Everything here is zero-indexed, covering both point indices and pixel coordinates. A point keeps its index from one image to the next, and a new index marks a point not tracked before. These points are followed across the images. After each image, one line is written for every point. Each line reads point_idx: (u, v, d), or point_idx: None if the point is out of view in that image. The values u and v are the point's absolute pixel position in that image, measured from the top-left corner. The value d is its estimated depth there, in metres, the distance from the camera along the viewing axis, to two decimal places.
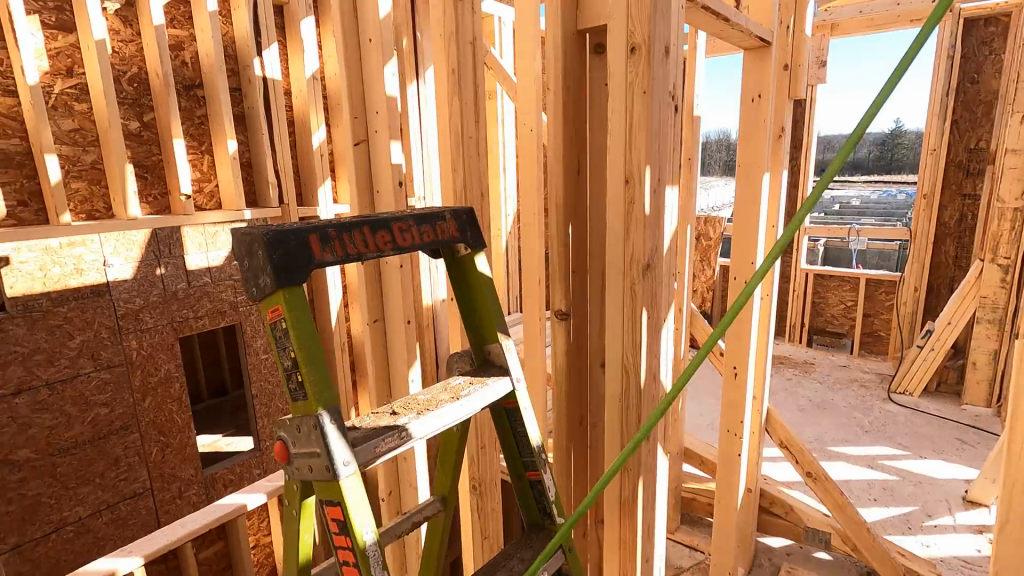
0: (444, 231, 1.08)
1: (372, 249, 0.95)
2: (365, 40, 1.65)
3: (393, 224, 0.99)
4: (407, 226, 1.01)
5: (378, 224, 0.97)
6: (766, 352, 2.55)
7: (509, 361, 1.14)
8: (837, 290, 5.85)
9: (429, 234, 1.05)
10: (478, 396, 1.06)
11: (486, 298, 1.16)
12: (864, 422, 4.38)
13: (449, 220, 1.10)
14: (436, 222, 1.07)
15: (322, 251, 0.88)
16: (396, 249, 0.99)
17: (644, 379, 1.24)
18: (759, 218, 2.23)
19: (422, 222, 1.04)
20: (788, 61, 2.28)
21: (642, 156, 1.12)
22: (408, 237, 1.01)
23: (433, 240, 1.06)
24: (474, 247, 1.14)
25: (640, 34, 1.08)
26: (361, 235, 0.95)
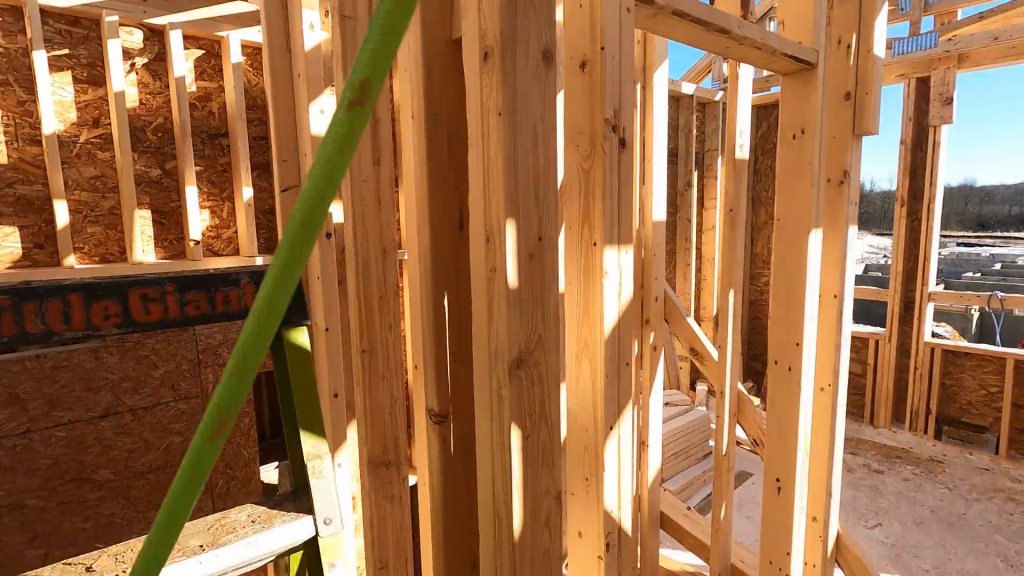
0: (227, 300, 0.95)
1: (87, 324, 0.82)
2: (295, 75, 1.48)
3: (135, 293, 0.86)
4: (160, 295, 0.88)
5: (112, 292, 0.84)
6: (830, 460, 1.95)
7: (314, 492, 0.90)
8: (975, 371, 4.73)
9: (198, 306, 0.92)
10: (250, 542, 0.82)
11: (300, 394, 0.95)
12: (1007, 551, 3.34)
13: (240, 284, 0.97)
14: (214, 288, 0.94)
15: (15, 324, 0.76)
16: (124, 325, 0.85)
17: (518, 530, 0.84)
18: (807, 286, 1.72)
19: (189, 289, 0.91)
20: (849, 88, 1.78)
21: (501, 204, 0.78)
22: (158, 308, 0.87)
23: (204, 312, 0.93)
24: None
25: (491, 33, 0.75)
26: (79, 303, 0.81)
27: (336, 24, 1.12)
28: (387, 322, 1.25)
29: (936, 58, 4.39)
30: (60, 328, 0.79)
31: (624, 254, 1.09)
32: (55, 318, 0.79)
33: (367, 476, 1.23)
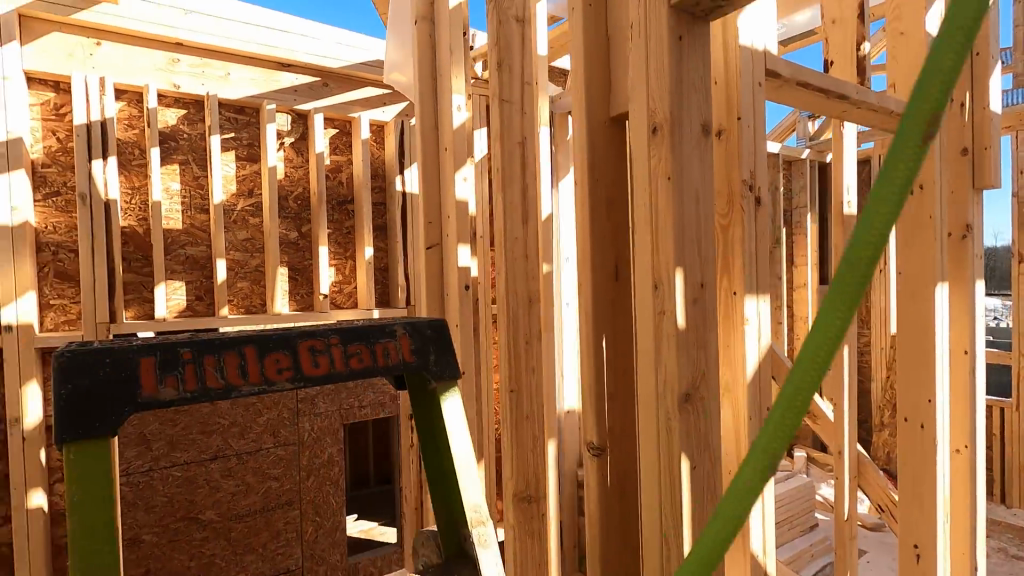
0: (390, 353, 0.84)
1: (260, 377, 0.72)
2: (442, 149, 1.70)
3: (303, 343, 0.77)
4: (327, 347, 0.78)
5: (285, 343, 0.75)
6: (973, 531, 1.82)
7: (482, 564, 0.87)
8: None
9: (361, 359, 0.81)
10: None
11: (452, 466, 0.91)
12: None
13: (399, 336, 0.86)
14: (373, 341, 0.83)
15: (168, 381, 0.66)
16: (296, 379, 0.74)
17: (688, 555, 0.90)
18: (936, 340, 1.69)
19: (353, 340, 0.81)
20: (967, 143, 1.79)
21: (670, 256, 0.89)
22: (326, 360, 0.77)
23: (365, 366, 0.81)
24: (439, 378, 0.90)
25: (661, 113, 0.89)
26: (259, 355, 0.73)
27: (494, 107, 1.31)
28: (531, 366, 1.36)
29: None
30: (236, 382, 0.70)
31: (762, 302, 1.16)
32: (230, 369, 0.70)
33: (512, 510, 1.32)
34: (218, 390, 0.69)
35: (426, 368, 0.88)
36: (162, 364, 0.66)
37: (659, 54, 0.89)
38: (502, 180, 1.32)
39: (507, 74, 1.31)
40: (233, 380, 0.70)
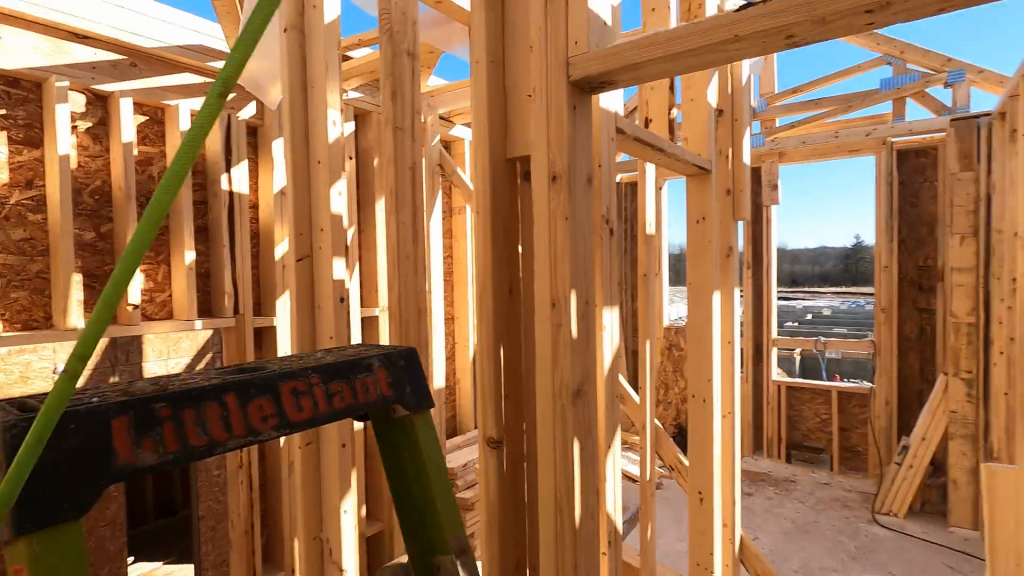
0: (365, 388, 0.89)
1: (247, 428, 0.73)
2: (313, 161, 1.69)
3: (288, 387, 0.79)
4: (306, 390, 0.81)
5: (270, 389, 0.77)
6: (733, 475, 2.43)
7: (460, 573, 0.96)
8: (810, 403, 5.78)
9: (342, 397, 0.85)
10: None
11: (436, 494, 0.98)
12: (851, 547, 4.08)
13: (370, 368, 0.92)
14: (351, 376, 0.88)
15: (145, 446, 0.64)
16: (281, 426, 0.76)
17: (577, 516, 1.13)
18: (713, 334, 2.23)
19: (333, 378, 0.86)
20: (729, 186, 2.39)
21: (566, 281, 1.11)
22: (310, 403, 0.81)
23: (345, 403, 0.86)
24: (407, 403, 0.96)
25: (560, 164, 1.10)
26: (245, 404, 0.74)
27: (388, 133, 1.40)
28: None
29: (763, 154, 5.44)
30: (223, 438, 0.71)
31: (614, 313, 1.45)
32: (221, 421, 0.71)
33: None
34: (211, 446, 0.69)
35: (396, 397, 0.94)
36: (158, 422, 0.65)
37: (558, 117, 1.10)
38: (395, 202, 1.42)
39: (399, 103, 1.40)
40: (224, 434, 0.71)
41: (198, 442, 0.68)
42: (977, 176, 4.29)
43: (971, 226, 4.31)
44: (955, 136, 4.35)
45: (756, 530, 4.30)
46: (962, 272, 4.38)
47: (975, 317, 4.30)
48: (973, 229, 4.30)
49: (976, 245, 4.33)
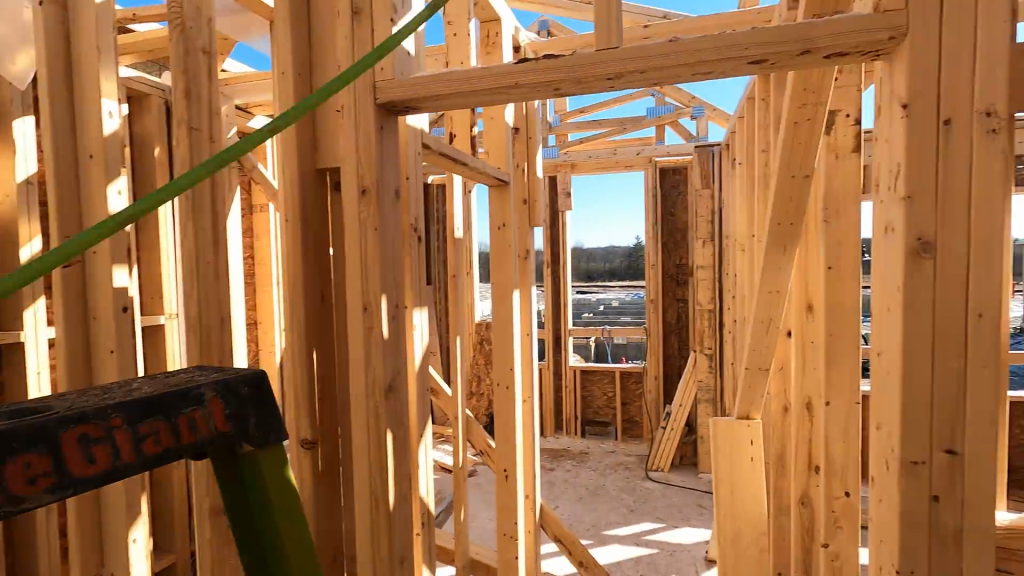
0: (195, 426, 0.63)
1: None
2: (82, 153, 1.47)
3: (68, 435, 0.53)
4: (101, 438, 0.55)
5: (39, 439, 0.51)
6: (533, 451, 2.75)
7: None
8: (599, 383, 6.65)
9: (159, 441, 0.60)
10: None
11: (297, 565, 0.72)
12: (630, 502, 4.84)
13: (207, 398, 0.65)
14: (175, 413, 0.62)
15: None
16: (56, 493, 0.51)
17: (392, 501, 1.24)
18: (513, 328, 2.49)
19: (147, 415, 0.59)
20: (525, 196, 2.68)
21: (378, 286, 1.20)
22: (108, 452, 0.55)
23: (164, 450, 0.60)
24: (256, 442, 0.71)
25: (369, 179, 1.19)
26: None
27: (182, 134, 1.32)
28: None
29: (557, 165, 6.00)
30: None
31: (423, 313, 1.57)
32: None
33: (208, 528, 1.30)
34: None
35: (242, 435, 0.69)
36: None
37: (367, 136, 1.19)
38: (191, 206, 1.34)
39: (195, 104, 1.34)
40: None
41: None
42: (712, 193, 5.39)
43: (710, 233, 5.42)
44: (698, 160, 5.41)
45: (557, 499, 4.84)
46: (704, 268, 5.49)
47: (713, 304, 5.43)
48: (711, 235, 5.40)
49: (713, 247, 5.45)
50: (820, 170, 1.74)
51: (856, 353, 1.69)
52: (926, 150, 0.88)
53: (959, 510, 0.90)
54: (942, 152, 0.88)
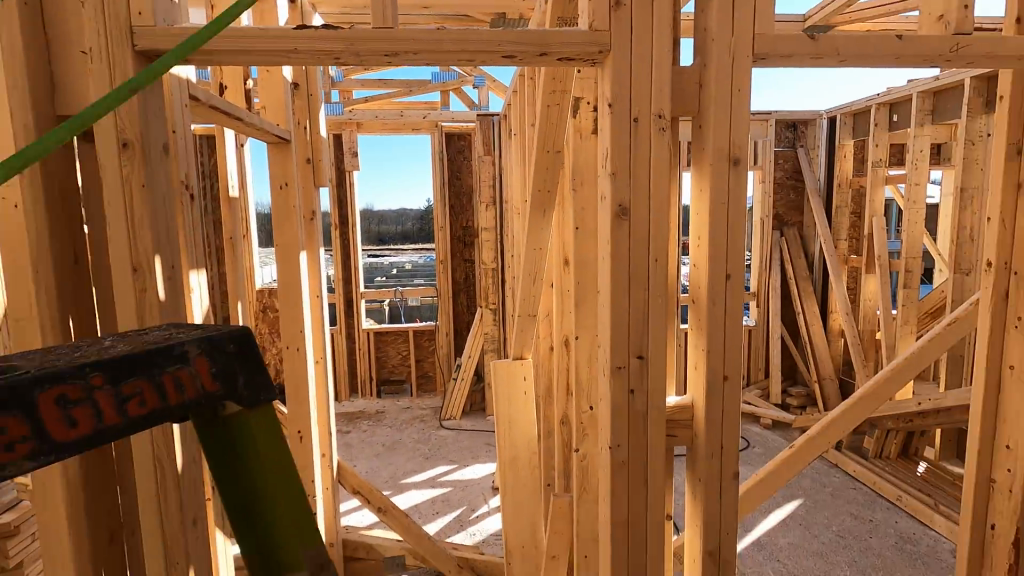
0: (182, 386, 0.57)
1: None
2: None
3: (32, 398, 0.48)
4: (80, 397, 0.50)
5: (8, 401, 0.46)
6: (328, 411, 2.79)
7: None
8: (393, 343, 6.79)
9: (145, 402, 0.54)
10: None
11: (294, 529, 0.64)
12: (425, 450, 5.17)
13: (197, 351, 0.59)
14: (161, 370, 0.55)
15: None
16: (27, 465, 0.47)
17: (180, 465, 1.23)
18: (302, 290, 2.46)
19: (128, 376, 0.53)
20: (309, 155, 2.62)
21: (149, 244, 1.15)
22: (91, 416, 0.50)
23: (151, 413, 0.54)
24: (252, 407, 0.63)
25: (131, 132, 1.12)
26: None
27: None
28: None
29: (342, 123, 5.79)
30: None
31: (202, 274, 1.49)
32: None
33: None
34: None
35: (236, 395, 0.61)
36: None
37: (125, 86, 1.11)
38: None
39: None
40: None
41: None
42: (493, 160, 5.82)
43: (492, 197, 5.88)
44: (481, 128, 5.76)
45: (355, 458, 4.92)
46: (487, 230, 5.97)
47: (496, 263, 5.96)
48: (493, 199, 5.86)
49: (495, 211, 5.93)
50: (569, 147, 2.09)
51: (596, 297, 2.13)
52: (624, 140, 1.20)
53: (645, 398, 1.30)
54: (634, 143, 1.20)
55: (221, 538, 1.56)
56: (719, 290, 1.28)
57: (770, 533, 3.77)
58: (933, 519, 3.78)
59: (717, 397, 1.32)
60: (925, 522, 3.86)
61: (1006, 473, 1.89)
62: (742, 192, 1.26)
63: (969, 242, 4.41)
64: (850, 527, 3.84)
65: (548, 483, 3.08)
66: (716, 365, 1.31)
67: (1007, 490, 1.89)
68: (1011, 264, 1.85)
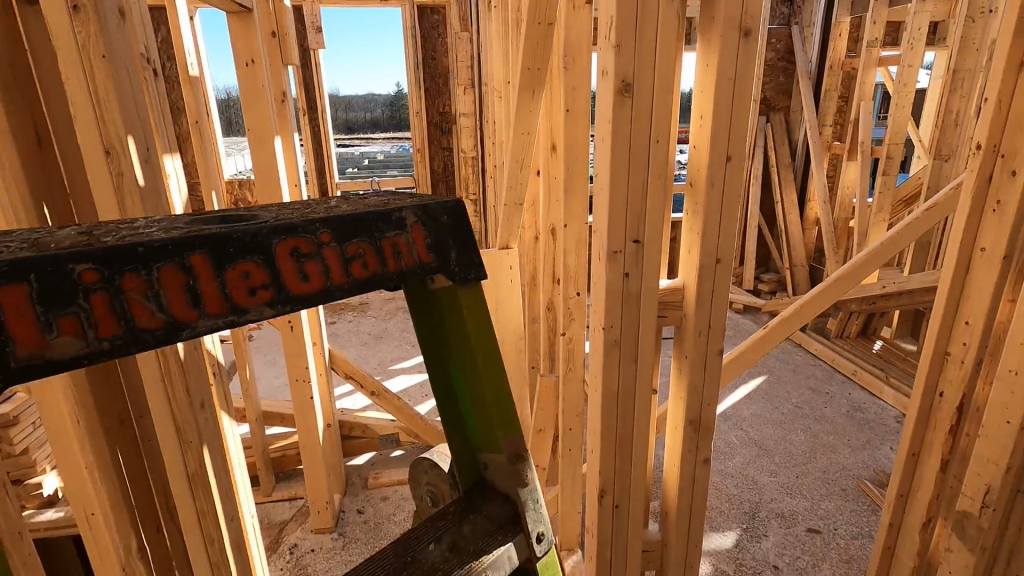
0: (397, 252, 0.79)
1: (233, 296, 0.65)
2: None
3: (285, 246, 0.69)
4: (315, 251, 0.71)
5: (255, 250, 0.67)
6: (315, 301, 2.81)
7: (508, 441, 0.99)
8: None
9: (364, 264, 0.75)
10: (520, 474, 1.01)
11: (485, 372, 0.95)
12: (411, 338, 5.33)
13: (407, 225, 0.80)
14: (378, 237, 0.77)
15: (125, 313, 0.59)
16: (276, 299, 0.68)
17: (181, 352, 1.23)
18: (280, 178, 2.36)
19: (353, 239, 0.74)
20: (274, 29, 2.40)
21: (119, 124, 1.06)
22: (318, 270, 0.71)
23: (371, 271, 0.76)
24: (460, 279, 0.88)
25: None
26: (218, 270, 0.64)
27: None
28: None
29: None
30: (193, 317, 0.63)
31: (177, 160, 1.40)
32: (188, 293, 0.62)
33: None
34: (166, 331, 0.61)
35: (442, 268, 0.85)
36: (112, 290, 0.58)
37: None
38: None
39: None
40: (185, 315, 0.62)
41: (152, 324, 0.60)
42: (471, 37, 5.40)
43: (469, 79, 5.54)
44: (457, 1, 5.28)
45: (343, 347, 5.08)
46: (465, 116, 5.70)
47: (475, 153, 5.79)
48: (470, 82, 5.53)
49: (473, 95, 5.62)
50: (561, 17, 1.93)
51: (586, 184, 2.09)
52: (630, 7, 1.11)
53: (639, 280, 1.32)
54: (640, 7, 1.11)
55: (230, 422, 1.63)
56: (718, 172, 1.27)
57: (736, 406, 4.11)
58: (883, 391, 4.14)
59: (708, 279, 1.35)
60: (875, 394, 4.22)
61: (961, 346, 2.03)
62: (750, 66, 1.20)
63: (953, 126, 4.37)
64: (808, 400, 4.19)
65: (534, 366, 3.23)
66: (709, 248, 1.33)
67: (960, 361, 2.05)
68: (1000, 146, 1.86)
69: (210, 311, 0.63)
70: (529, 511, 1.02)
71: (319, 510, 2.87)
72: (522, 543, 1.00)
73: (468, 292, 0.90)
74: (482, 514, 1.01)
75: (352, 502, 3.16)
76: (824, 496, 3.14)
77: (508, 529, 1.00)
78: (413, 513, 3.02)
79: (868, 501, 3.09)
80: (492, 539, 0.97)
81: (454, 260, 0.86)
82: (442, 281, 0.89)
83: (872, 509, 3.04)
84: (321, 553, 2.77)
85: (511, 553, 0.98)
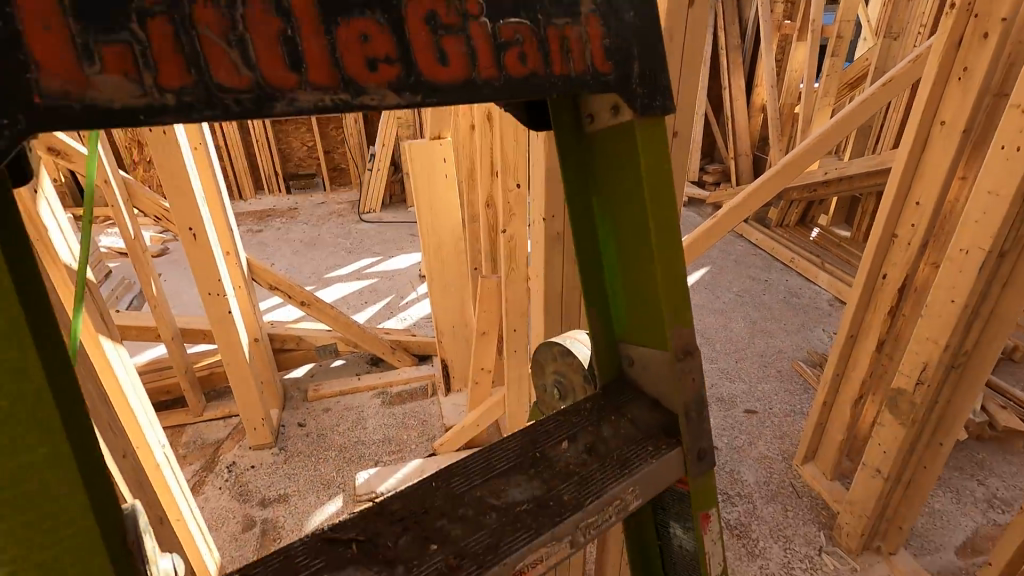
0: (565, 49, 0.59)
1: (345, 62, 0.50)
2: None
3: (420, 6, 0.52)
4: (458, 21, 0.54)
5: (378, 3, 0.50)
6: (221, 206, 2.47)
7: (674, 339, 0.77)
8: (296, 132, 6.35)
9: (523, 58, 0.57)
10: (678, 382, 0.78)
11: (658, 236, 0.73)
12: (347, 244, 5.01)
13: (584, 14, 0.60)
14: (546, 23, 0.58)
15: (199, 58, 0.45)
16: (398, 80, 0.52)
17: None
18: None
19: (513, 18, 0.56)
20: None
21: None
22: (460, 52, 0.54)
23: (529, 69, 0.58)
24: (641, 108, 0.67)
25: None
26: (326, 21, 0.49)
27: None
28: None
29: None
30: (291, 85, 0.48)
31: None
32: (281, 47, 0.47)
33: None
34: (253, 97, 0.47)
35: (623, 88, 0.64)
36: (180, 21, 0.44)
37: None
38: None
39: None
40: (280, 78, 0.48)
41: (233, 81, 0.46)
42: None
43: None
44: None
45: (271, 256, 4.73)
46: None
47: None
48: None
49: None
50: None
51: None
52: None
53: None
54: None
55: (113, 346, 1.39)
56: None
57: None
58: (818, 276, 4.26)
59: None
60: (810, 279, 4.34)
61: (909, 228, 1.98)
62: None
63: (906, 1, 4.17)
64: (747, 288, 4.27)
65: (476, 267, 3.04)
66: None
67: (907, 244, 2.01)
68: (975, 5, 1.67)
69: (313, 80, 0.49)
70: (691, 422, 0.78)
71: (255, 428, 2.72)
72: (682, 463, 0.77)
73: (646, 128, 0.68)
74: (623, 418, 0.81)
75: (292, 416, 3.02)
76: (761, 378, 3.26)
77: (663, 439, 0.78)
78: (359, 424, 2.94)
79: (801, 380, 3.24)
80: (641, 449, 0.76)
81: (637, 77, 0.65)
82: (625, 114, 0.69)
83: (804, 387, 3.19)
84: (262, 470, 2.66)
85: (667, 470, 0.75)
